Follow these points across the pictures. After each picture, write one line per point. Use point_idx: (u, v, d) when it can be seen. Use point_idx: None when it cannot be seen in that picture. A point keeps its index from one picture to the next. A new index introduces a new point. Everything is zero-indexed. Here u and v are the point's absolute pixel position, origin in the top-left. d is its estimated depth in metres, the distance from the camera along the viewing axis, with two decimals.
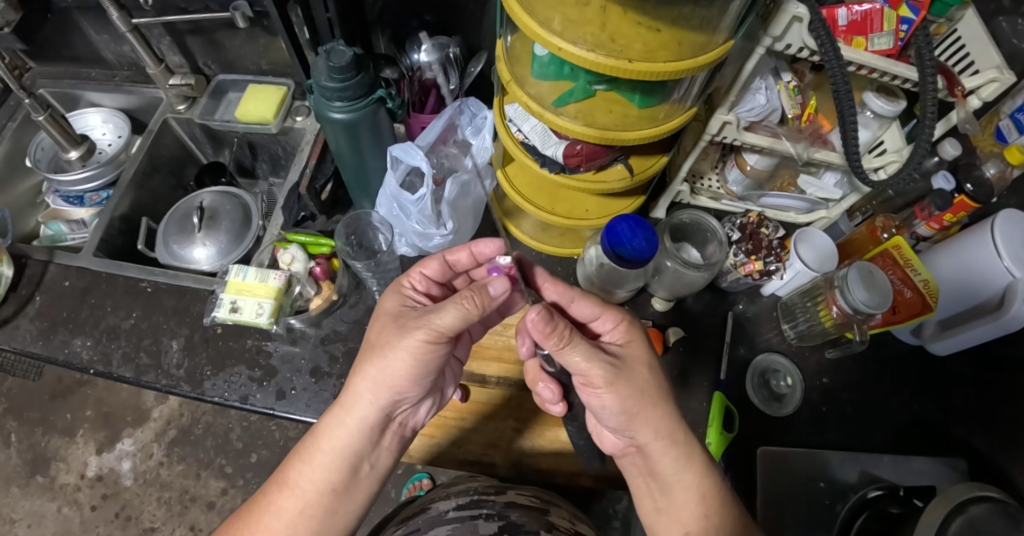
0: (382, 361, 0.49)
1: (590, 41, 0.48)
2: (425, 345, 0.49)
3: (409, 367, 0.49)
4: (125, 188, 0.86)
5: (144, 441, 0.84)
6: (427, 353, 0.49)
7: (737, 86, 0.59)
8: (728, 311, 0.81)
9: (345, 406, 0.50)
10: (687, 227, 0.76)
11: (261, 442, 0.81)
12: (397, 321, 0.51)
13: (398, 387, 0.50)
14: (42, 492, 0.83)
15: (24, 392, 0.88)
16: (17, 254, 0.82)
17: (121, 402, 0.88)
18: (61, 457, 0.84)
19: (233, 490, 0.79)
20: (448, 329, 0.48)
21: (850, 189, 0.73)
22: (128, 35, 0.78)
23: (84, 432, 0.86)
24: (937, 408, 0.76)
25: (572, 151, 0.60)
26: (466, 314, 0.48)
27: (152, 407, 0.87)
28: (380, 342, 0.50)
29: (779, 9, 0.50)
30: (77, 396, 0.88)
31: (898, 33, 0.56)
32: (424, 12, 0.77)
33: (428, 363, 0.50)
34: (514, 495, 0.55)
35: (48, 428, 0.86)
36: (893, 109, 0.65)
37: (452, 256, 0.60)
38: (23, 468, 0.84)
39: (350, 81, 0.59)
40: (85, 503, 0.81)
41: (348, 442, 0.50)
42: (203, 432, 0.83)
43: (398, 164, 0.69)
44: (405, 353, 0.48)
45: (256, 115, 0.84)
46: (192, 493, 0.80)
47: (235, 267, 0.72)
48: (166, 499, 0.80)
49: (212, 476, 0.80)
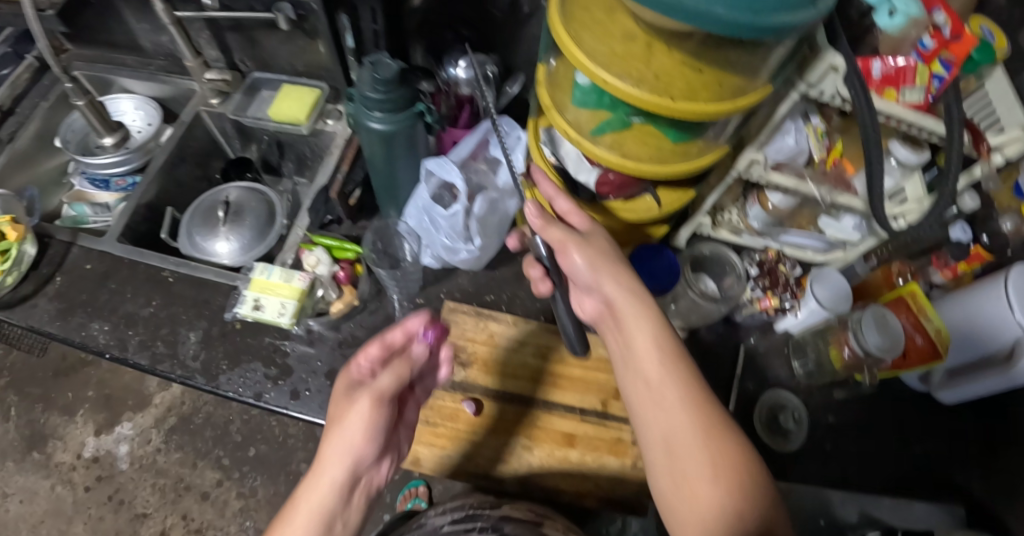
0: (335, 433, 0.46)
1: (635, 76, 0.51)
2: (374, 406, 0.47)
3: (368, 426, 0.46)
4: (153, 176, 0.87)
5: (143, 426, 0.83)
6: (380, 415, 0.47)
7: (768, 128, 0.62)
8: (739, 344, 0.82)
9: (312, 471, 0.45)
10: (706, 259, 0.79)
11: (261, 437, 0.81)
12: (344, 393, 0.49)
13: (362, 447, 0.46)
14: (35, 470, 0.81)
15: (27, 369, 0.88)
16: (40, 234, 0.85)
17: (122, 385, 0.87)
18: (59, 435, 0.83)
19: (229, 483, 0.78)
20: (390, 387, 0.49)
21: (869, 233, 0.73)
22: (169, 27, 0.81)
23: (84, 412, 0.84)
24: (940, 454, 0.77)
25: (605, 179, 0.61)
26: (400, 373, 0.50)
27: (155, 393, 0.86)
28: (334, 416, 0.47)
29: (817, 58, 0.53)
30: (81, 375, 0.87)
31: (929, 88, 0.60)
32: (461, 27, 0.77)
33: (382, 423, 0.48)
34: (510, 508, 0.59)
35: (48, 405, 0.85)
36: (916, 158, 0.68)
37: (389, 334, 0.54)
38: (20, 442, 0.83)
39: (394, 93, 0.58)
40: (79, 484, 0.79)
41: (322, 503, 0.44)
42: (203, 422, 0.83)
43: (431, 177, 0.68)
44: (358, 416, 0.46)
45: (289, 114, 0.84)
46: (186, 481, 0.79)
47: (260, 265, 0.71)
48: (161, 485, 0.79)
49: (209, 467, 0.79)
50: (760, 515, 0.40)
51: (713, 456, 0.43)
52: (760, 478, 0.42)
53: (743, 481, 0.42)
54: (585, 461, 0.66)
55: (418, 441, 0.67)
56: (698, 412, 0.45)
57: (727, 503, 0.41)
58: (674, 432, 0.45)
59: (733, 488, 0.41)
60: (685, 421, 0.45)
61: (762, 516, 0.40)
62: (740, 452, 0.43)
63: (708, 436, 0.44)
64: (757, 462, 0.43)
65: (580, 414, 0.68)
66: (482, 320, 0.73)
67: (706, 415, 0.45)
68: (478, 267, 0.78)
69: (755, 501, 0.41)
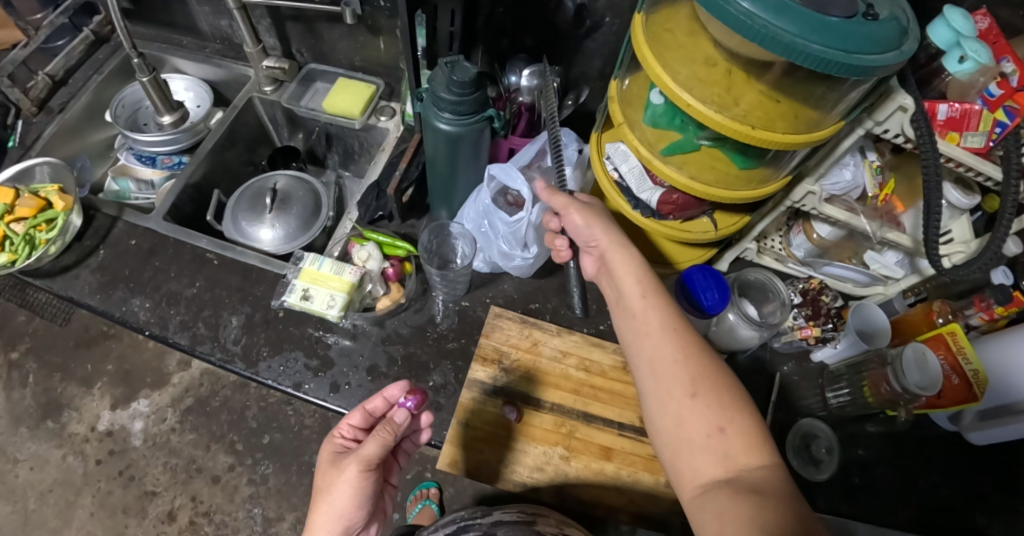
0: (324, 502, 0.49)
1: (716, 102, 0.51)
2: (361, 476, 0.50)
3: (354, 496, 0.49)
4: (202, 158, 0.88)
5: (160, 405, 0.76)
6: (366, 484, 0.50)
7: (830, 160, 0.63)
8: (774, 373, 0.82)
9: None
10: (750, 284, 0.78)
11: (275, 425, 0.73)
12: (333, 463, 0.52)
13: (348, 514, 0.50)
14: (48, 438, 0.75)
15: (48, 336, 0.81)
16: (87, 206, 0.86)
17: (143, 362, 0.79)
18: (73, 406, 0.76)
19: (241, 469, 0.71)
20: (376, 456, 0.50)
21: (911, 270, 0.76)
22: (236, 13, 0.79)
23: (102, 386, 0.77)
24: (968, 497, 0.77)
25: (668, 199, 0.62)
26: (386, 439, 0.50)
27: (173, 372, 0.78)
28: (323, 484, 0.51)
29: (888, 97, 0.54)
30: (101, 348, 0.79)
31: (991, 135, 0.60)
32: (525, 37, 0.78)
33: (368, 491, 0.50)
34: (501, 514, 0.58)
35: (65, 376, 0.78)
36: (968, 202, 0.69)
37: (370, 404, 0.56)
38: (34, 411, 0.76)
39: (467, 97, 0.59)
40: (90, 456, 0.73)
41: None
42: (219, 406, 0.75)
43: (493, 181, 0.68)
44: (345, 487, 0.49)
45: (343, 108, 0.86)
46: (199, 463, 0.72)
47: (312, 256, 0.72)
48: (172, 466, 0.72)
49: (221, 451, 0.72)
50: (737, 423, 0.43)
51: (690, 371, 0.46)
52: (736, 391, 0.45)
53: (720, 392, 0.44)
54: (620, 475, 0.66)
55: (457, 443, 0.67)
56: (677, 335, 0.48)
57: (705, 413, 0.43)
58: (655, 354, 0.48)
59: (712, 400, 0.44)
60: (665, 344, 0.48)
61: (739, 423, 0.43)
62: (718, 370, 0.46)
63: (685, 351, 0.47)
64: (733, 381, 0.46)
65: (618, 428, 0.68)
66: (527, 327, 0.74)
67: (686, 338, 0.48)
68: (525, 276, 0.79)
69: (732, 408, 0.43)
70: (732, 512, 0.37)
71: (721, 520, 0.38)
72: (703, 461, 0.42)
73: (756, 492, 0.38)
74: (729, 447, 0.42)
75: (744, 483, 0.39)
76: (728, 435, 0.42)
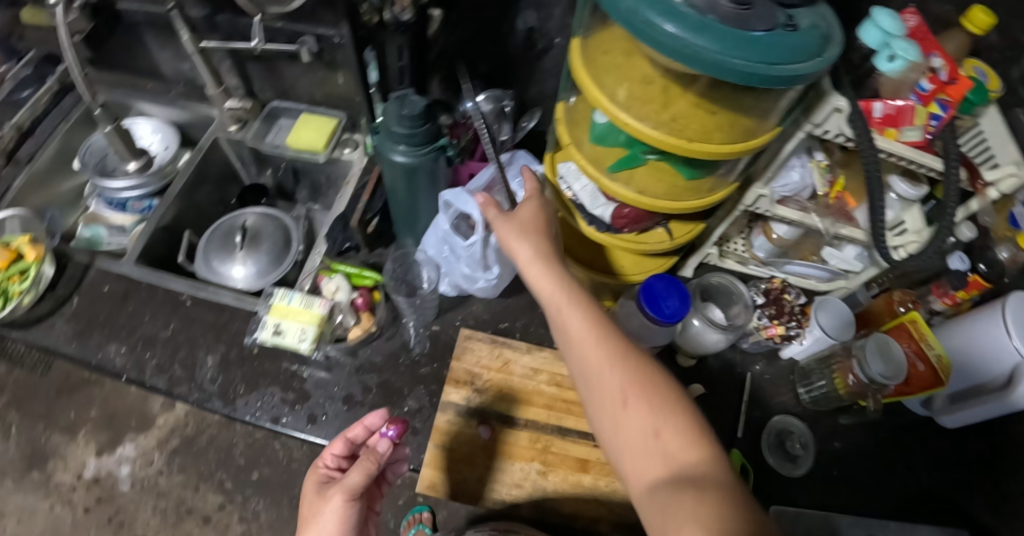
0: (310, 531, 0.49)
1: (654, 119, 0.54)
2: (345, 505, 0.50)
3: (337, 526, 0.49)
4: (171, 200, 0.88)
5: (146, 448, 0.74)
6: (349, 513, 0.50)
7: (776, 164, 0.65)
8: (746, 372, 0.83)
9: None
10: (714, 289, 0.80)
11: (264, 459, 0.72)
12: (318, 492, 0.52)
13: None
14: (34, 490, 0.72)
15: (29, 386, 0.78)
16: (58, 255, 0.86)
17: (128, 404, 0.77)
18: (60, 454, 0.74)
19: (231, 507, 0.69)
20: (359, 485, 0.50)
21: (869, 263, 0.77)
22: (195, 57, 0.81)
23: (86, 433, 0.75)
24: (944, 481, 0.78)
25: (621, 214, 0.64)
26: (367, 469, 0.51)
27: (159, 414, 0.76)
28: (309, 513, 0.50)
29: (822, 100, 0.56)
30: (83, 395, 0.77)
31: (927, 128, 0.63)
32: (479, 63, 0.81)
33: (353, 521, 0.50)
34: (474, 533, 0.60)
35: (50, 424, 0.76)
36: (916, 193, 0.71)
37: (350, 432, 0.57)
38: (20, 462, 0.73)
39: (420, 128, 0.61)
40: (78, 505, 0.70)
41: None
42: (206, 444, 0.73)
43: (450, 208, 0.70)
44: (329, 517, 0.49)
45: (307, 143, 0.88)
46: (189, 504, 0.70)
47: (281, 291, 0.74)
48: (162, 509, 0.70)
49: (211, 490, 0.70)
50: (671, 422, 0.44)
51: (619, 377, 0.47)
52: (666, 390, 0.46)
53: (652, 395, 0.45)
54: (599, 486, 0.67)
55: (435, 467, 0.68)
56: (607, 346, 0.49)
57: (641, 422, 0.44)
58: (587, 365, 0.49)
59: (646, 408, 0.45)
60: (594, 352, 0.49)
61: (673, 423, 0.43)
62: (648, 374, 0.47)
63: (612, 358, 0.48)
64: (664, 381, 0.47)
65: (594, 440, 0.69)
66: (497, 347, 0.76)
67: (615, 348, 0.49)
68: (493, 296, 0.80)
69: (663, 408, 0.44)
70: (680, 510, 0.37)
71: (668, 521, 0.38)
72: (647, 465, 0.43)
73: (698, 488, 0.39)
74: (668, 447, 0.42)
75: (685, 481, 0.40)
76: (664, 435, 0.43)
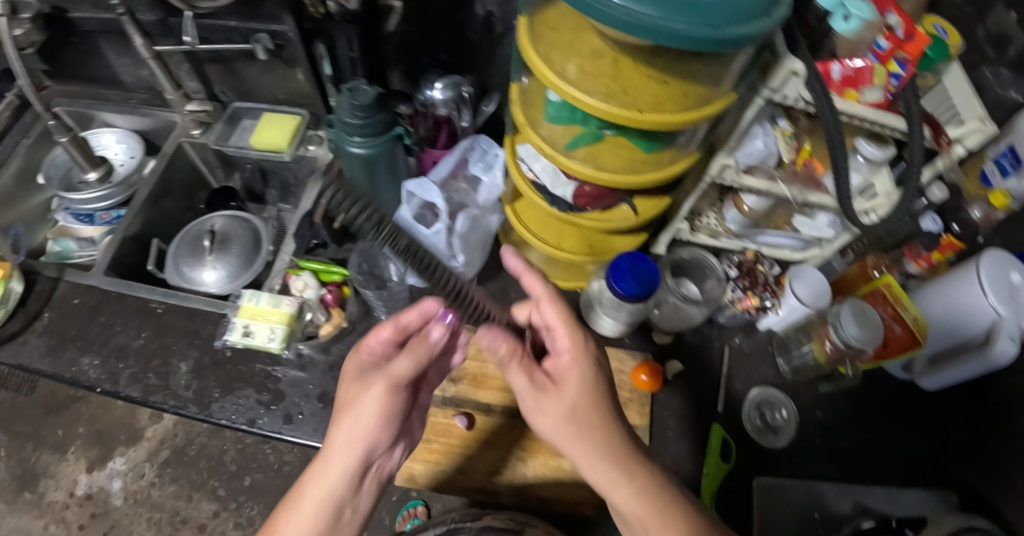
0: (348, 417, 0.47)
1: (604, 92, 0.52)
2: (388, 395, 0.48)
3: (377, 417, 0.47)
4: (138, 209, 0.87)
5: (136, 460, 0.74)
6: (390, 404, 0.48)
7: (737, 133, 0.64)
8: (724, 346, 0.83)
9: (324, 457, 0.47)
10: (687, 263, 0.82)
11: (256, 465, 0.72)
12: (361, 376, 0.50)
13: (376, 434, 0.48)
14: (28, 510, 0.71)
15: (15, 408, 0.78)
16: (27, 271, 0.85)
17: (115, 418, 0.77)
18: (50, 473, 0.73)
19: (225, 514, 0.69)
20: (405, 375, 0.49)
21: (842, 229, 0.74)
22: (150, 61, 0.81)
23: (75, 450, 0.75)
24: (928, 444, 0.78)
25: (582, 192, 0.64)
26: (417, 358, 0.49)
27: (146, 426, 0.76)
28: (347, 399, 0.48)
29: (777, 64, 0.55)
30: (70, 412, 0.77)
31: (887, 86, 0.61)
32: (437, 51, 0.80)
33: (394, 412, 0.49)
34: (490, 518, 0.61)
35: (39, 444, 0.75)
36: (883, 154, 0.70)
37: (403, 318, 0.52)
38: (10, 484, 0.73)
39: (371, 117, 0.61)
40: (72, 522, 0.70)
41: (333, 493, 0.46)
42: (196, 453, 0.74)
43: (412, 197, 0.70)
44: (370, 408, 0.47)
45: (271, 143, 0.87)
46: (183, 514, 0.70)
47: (249, 293, 0.75)
48: (157, 521, 0.69)
49: (204, 498, 0.70)
50: None
51: None
52: None
53: None
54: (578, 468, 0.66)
55: (413, 458, 0.67)
56: None
57: None
58: None
59: None
60: None
61: None
62: None
63: None
64: None
65: None
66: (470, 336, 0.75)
67: None
68: None
69: None
70: None
71: None
72: None
73: None
74: None
75: None
76: None
